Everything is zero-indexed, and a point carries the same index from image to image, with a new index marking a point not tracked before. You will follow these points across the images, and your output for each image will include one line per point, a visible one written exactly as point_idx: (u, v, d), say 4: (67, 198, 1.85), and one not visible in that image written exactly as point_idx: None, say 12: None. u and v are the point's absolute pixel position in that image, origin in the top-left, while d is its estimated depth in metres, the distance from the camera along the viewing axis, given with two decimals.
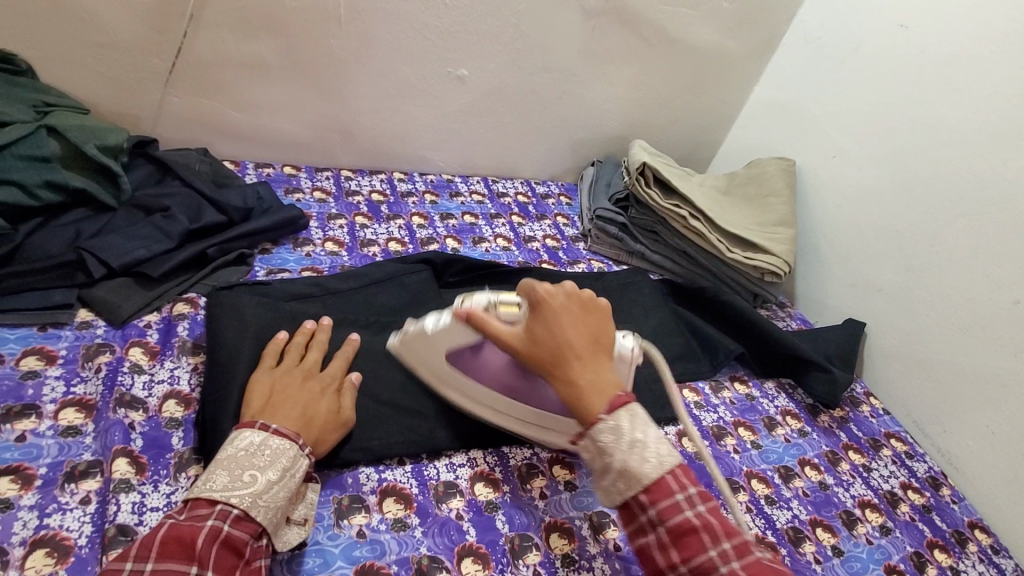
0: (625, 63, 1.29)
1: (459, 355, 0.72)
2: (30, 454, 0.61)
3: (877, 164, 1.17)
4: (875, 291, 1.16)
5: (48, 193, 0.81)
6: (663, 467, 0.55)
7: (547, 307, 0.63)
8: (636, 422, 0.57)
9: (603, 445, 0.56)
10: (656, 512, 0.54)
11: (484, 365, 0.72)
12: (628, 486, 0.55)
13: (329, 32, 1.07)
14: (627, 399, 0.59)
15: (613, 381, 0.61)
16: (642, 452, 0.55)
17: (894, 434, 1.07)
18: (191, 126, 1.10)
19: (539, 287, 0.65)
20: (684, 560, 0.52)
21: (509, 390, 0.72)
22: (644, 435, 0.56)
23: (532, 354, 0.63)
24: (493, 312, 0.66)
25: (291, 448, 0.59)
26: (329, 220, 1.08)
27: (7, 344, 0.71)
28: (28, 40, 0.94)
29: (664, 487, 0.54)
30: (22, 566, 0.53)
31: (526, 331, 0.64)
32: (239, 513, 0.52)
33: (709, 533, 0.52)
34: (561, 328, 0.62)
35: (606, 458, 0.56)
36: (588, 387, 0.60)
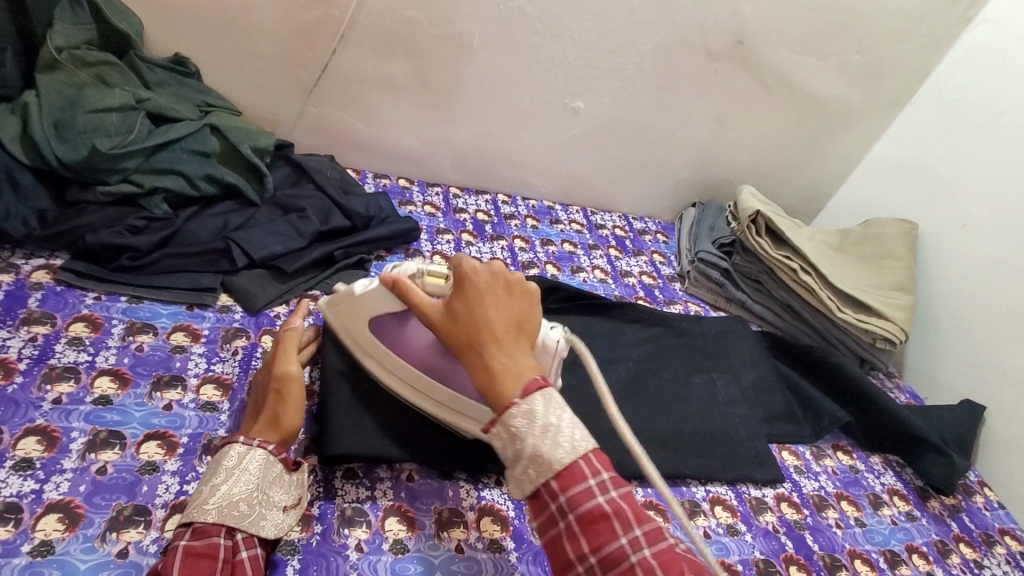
0: (742, 108, 1.28)
1: (382, 325, 0.74)
2: (175, 422, 0.67)
3: (1015, 239, 1.09)
4: (1000, 373, 1.07)
5: (206, 185, 0.90)
6: (575, 452, 0.52)
7: (467, 283, 0.61)
8: (550, 405, 0.53)
9: (515, 429, 0.53)
10: (568, 500, 0.51)
11: (405, 336, 0.73)
12: (538, 472, 0.52)
13: (460, 58, 1.13)
14: (544, 385, 0.55)
15: (532, 366, 0.58)
16: (554, 438, 0.52)
17: (1010, 532, 0.96)
18: (323, 134, 1.18)
19: (460, 262, 0.63)
20: (593, 550, 0.50)
21: (426, 365, 0.71)
22: (558, 420, 0.53)
23: (450, 332, 0.60)
24: (419, 280, 0.70)
25: (233, 447, 0.59)
26: (438, 234, 1.12)
27: (161, 319, 0.78)
28: (200, 48, 1.05)
29: (576, 474, 0.51)
30: (162, 527, 0.58)
31: (447, 306, 0.61)
32: (195, 525, 0.53)
33: (619, 519, 0.50)
34: (484, 306, 0.59)
35: (518, 444, 0.53)
36: (499, 365, 0.56)
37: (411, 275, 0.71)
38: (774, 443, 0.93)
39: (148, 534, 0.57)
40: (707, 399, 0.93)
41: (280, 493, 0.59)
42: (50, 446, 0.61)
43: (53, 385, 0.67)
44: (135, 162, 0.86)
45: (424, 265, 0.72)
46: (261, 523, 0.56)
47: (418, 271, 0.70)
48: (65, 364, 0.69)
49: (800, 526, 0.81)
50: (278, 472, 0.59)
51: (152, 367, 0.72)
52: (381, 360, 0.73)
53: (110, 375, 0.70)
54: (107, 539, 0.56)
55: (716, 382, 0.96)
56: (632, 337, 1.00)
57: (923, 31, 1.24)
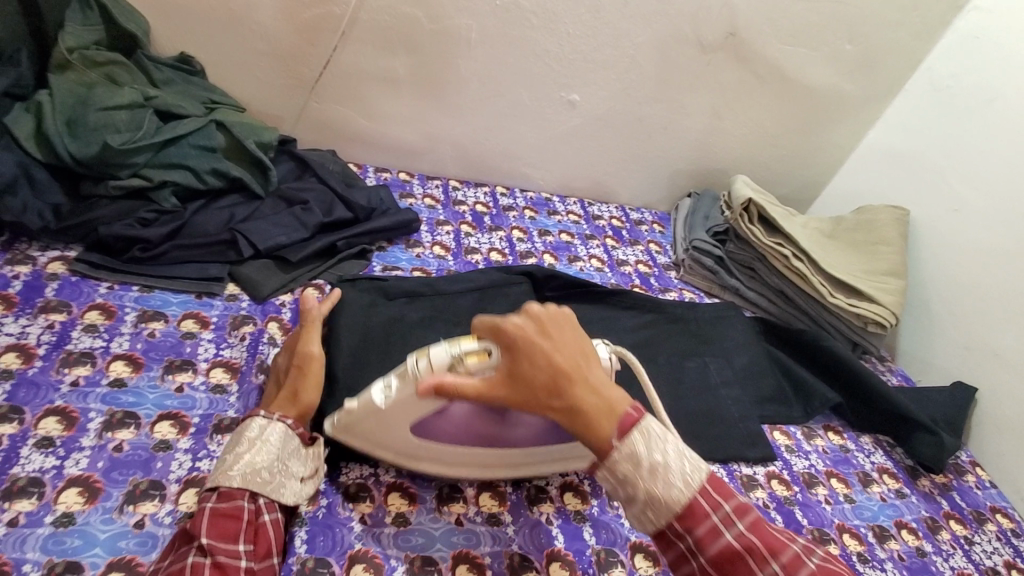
0: (736, 98, 1.30)
1: (421, 424, 0.66)
2: (187, 404, 0.70)
3: (1006, 224, 1.10)
4: (992, 355, 1.09)
5: (213, 179, 0.93)
6: (691, 487, 0.54)
7: (521, 343, 0.59)
8: (651, 442, 0.55)
9: (624, 475, 0.54)
10: (695, 540, 0.53)
11: (449, 424, 0.67)
12: (658, 514, 0.54)
13: (458, 53, 1.16)
14: (639, 417, 0.56)
15: (620, 396, 0.58)
16: (666, 477, 0.54)
17: (1001, 510, 0.98)
18: (324, 130, 1.21)
19: (502, 321, 0.60)
20: None
21: (486, 440, 0.67)
22: (665, 457, 0.54)
23: (525, 392, 0.58)
24: (459, 367, 0.61)
25: (254, 420, 0.61)
26: (437, 226, 1.15)
27: (172, 307, 0.82)
28: (205, 47, 1.08)
29: (698, 512, 0.53)
30: (176, 500, 0.61)
31: (508, 368, 0.59)
32: (220, 490, 0.57)
33: (752, 554, 0.52)
34: (549, 357, 0.58)
35: (630, 489, 0.54)
36: (593, 411, 0.56)
37: (447, 363, 0.62)
38: (766, 423, 0.95)
39: (163, 507, 0.61)
40: (700, 382, 0.95)
41: (296, 465, 0.62)
42: (69, 425, 0.65)
43: (70, 369, 0.70)
44: (144, 158, 0.89)
45: (453, 345, 0.62)
46: (281, 490, 0.59)
47: (454, 358, 0.61)
48: (82, 350, 0.72)
49: (790, 502, 0.84)
50: (296, 445, 0.62)
51: (164, 352, 0.75)
52: (433, 451, 0.68)
53: (124, 359, 0.73)
54: (125, 511, 0.59)
55: (709, 366, 0.99)
56: (628, 323, 1.02)
57: (914, 20, 1.26)
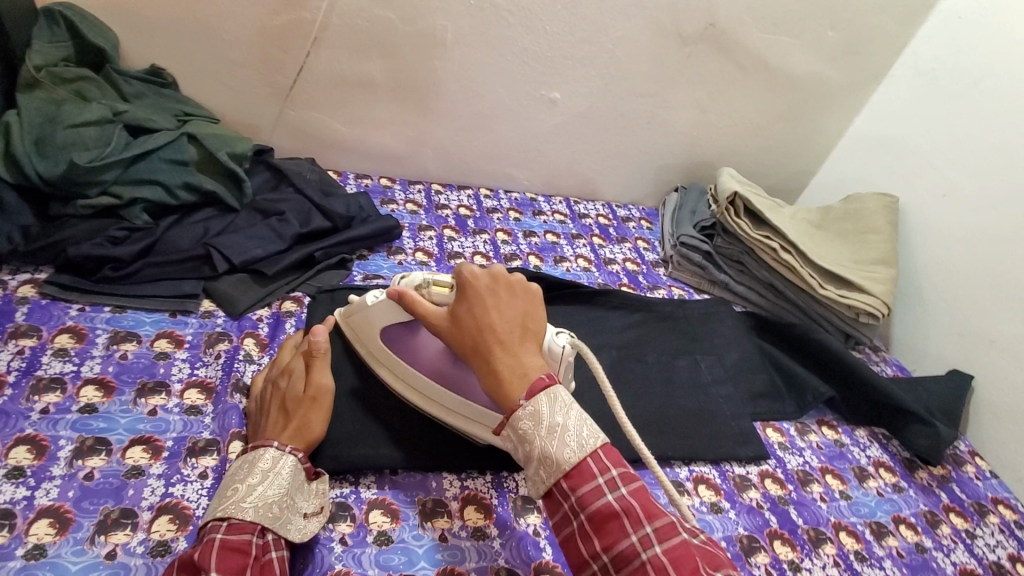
0: (719, 89, 1.28)
1: (393, 334, 0.77)
2: (159, 427, 0.69)
3: (996, 208, 1.09)
4: (987, 342, 1.07)
5: (185, 194, 0.91)
6: (582, 449, 0.52)
7: (468, 289, 0.62)
8: (555, 406, 0.54)
9: (523, 432, 0.54)
10: (578, 500, 0.51)
11: (415, 346, 0.75)
12: (549, 473, 0.53)
13: (434, 54, 1.13)
14: (549, 384, 0.56)
15: (538, 366, 0.58)
16: (562, 437, 0.53)
17: (1003, 501, 0.96)
18: (302, 138, 1.19)
19: (461, 267, 0.64)
20: (605, 549, 0.50)
21: (434, 372, 0.73)
22: (564, 419, 0.53)
23: (457, 338, 0.61)
24: (424, 290, 0.69)
25: (268, 451, 0.61)
26: (420, 231, 1.13)
27: (145, 327, 0.80)
28: (176, 58, 1.06)
29: (585, 473, 0.52)
30: (149, 529, 0.60)
31: (451, 315, 0.63)
32: (231, 521, 0.55)
33: (628, 517, 0.50)
34: (488, 311, 0.61)
35: (527, 446, 0.54)
36: (505, 370, 0.57)
37: (417, 285, 0.70)
38: (758, 420, 0.93)
39: (135, 536, 0.59)
40: (691, 381, 0.94)
41: (303, 500, 0.61)
42: (39, 454, 0.63)
43: (40, 396, 0.68)
44: (112, 174, 0.86)
45: (431, 274, 0.71)
46: (289, 527, 0.58)
47: (425, 280, 0.70)
48: (52, 375, 0.70)
49: (784, 501, 0.82)
50: (302, 480, 0.62)
51: (136, 374, 0.73)
52: (395, 366, 0.76)
53: (96, 384, 0.71)
54: (96, 542, 0.58)
55: (700, 364, 0.97)
56: (616, 323, 1.01)
57: (896, 4, 1.24)
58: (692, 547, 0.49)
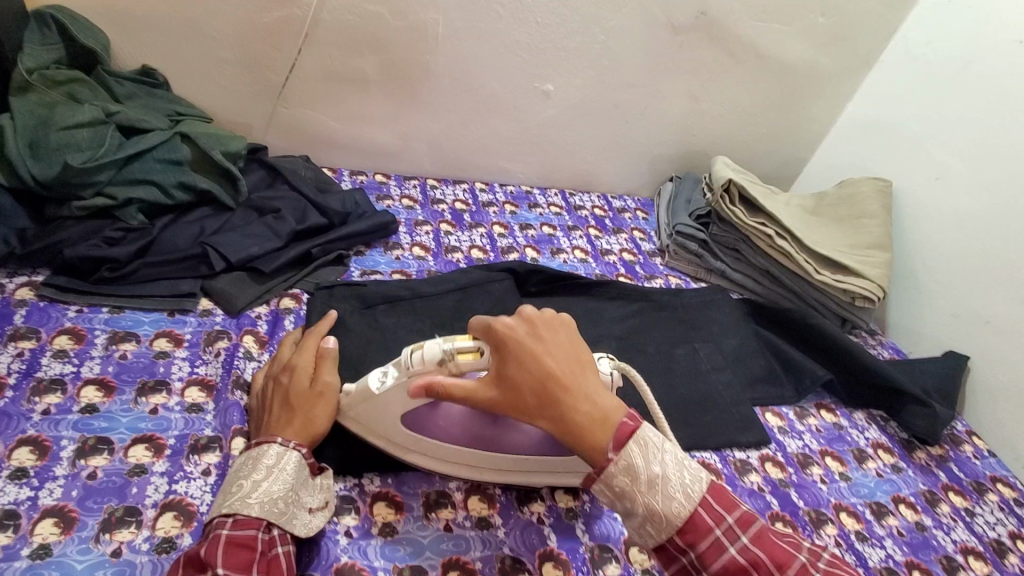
0: (711, 78, 1.28)
1: (414, 416, 0.67)
2: (161, 425, 0.69)
3: (989, 189, 1.09)
4: (982, 322, 1.08)
5: (180, 193, 0.91)
6: (692, 500, 0.54)
7: (512, 345, 0.59)
8: (648, 454, 0.55)
9: (621, 488, 0.54)
10: (699, 555, 0.53)
11: (445, 421, 0.68)
12: (658, 529, 0.54)
13: (426, 49, 1.13)
14: (634, 427, 0.56)
15: (613, 406, 0.58)
16: (664, 490, 0.54)
17: (1001, 479, 0.97)
18: (296, 136, 1.19)
19: (495, 322, 0.60)
20: None
21: (474, 439, 0.68)
22: (662, 469, 0.55)
23: (515, 398, 0.58)
24: (451, 365, 0.62)
25: (271, 447, 0.61)
26: (416, 226, 1.13)
27: (143, 326, 0.80)
28: (167, 58, 1.06)
29: (700, 526, 0.53)
30: (154, 526, 0.60)
31: (499, 373, 0.59)
32: (237, 517, 0.55)
33: (757, 567, 0.51)
34: (540, 363, 0.58)
35: (628, 503, 0.54)
36: (586, 421, 0.56)
37: (441, 359, 0.62)
38: (757, 406, 0.94)
39: (140, 533, 0.59)
40: (690, 368, 0.94)
41: (307, 495, 0.61)
42: (42, 455, 0.63)
43: (41, 397, 0.68)
44: (107, 175, 0.86)
45: (448, 341, 0.62)
46: (295, 521, 0.58)
47: (445, 354, 0.61)
48: (52, 377, 0.70)
49: (785, 484, 0.83)
50: (307, 476, 0.62)
51: (136, 373, 0.73)
52: (427, 446, 0.68)
53: (96, 384, 0.71)
54: (101, 540, 0.58)
55: (698, 351, 0.97)
56: (614, 313, 1.01)
57: None
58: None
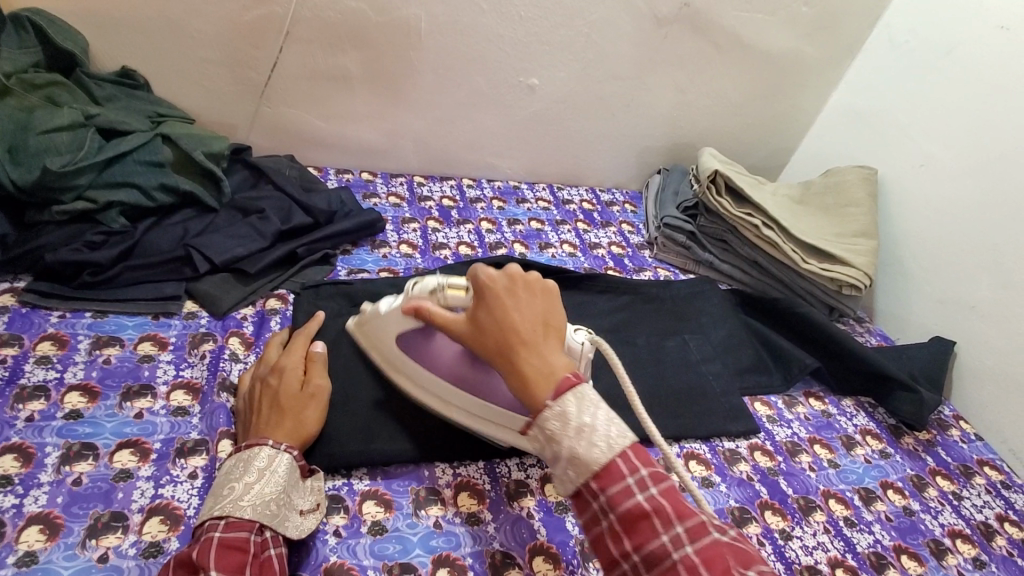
0: (696, 69, 1.28)
1: (409, 339, 0.73)
2: (146, 430, 0.68)
3: (973, 175, 1.10)
4: (967, 308, 1.09)
5: (162, 195, 0.90)
6: (613, 450, 0.51)
7: (485, 293, 0.62)
8: (582, 404, 0.53)
9: (551, 432, 0.53)
10: (608, 500, 0.50)
11: (434, 352, 0.72)
12: (578, 473, 0.52)
13: (409, 45, 1.12)
14: (575, 382, 0.55)
15: (564, 365, 0.58)
16: (590, 437, 0.51)
17: (988, 462, 0.98)
18: (280, 135, 1.18)
19: (477, 270, 0.64)
20: (636, 549, 0.48)
21: (457, 379, 0.71)
22: (592, 419, 0.52)
23: (478, 343, 0.62)
24: (440, 297, 0.67)
25: (263, 449, 0.61)
26: (403, 223, 1.13)
27: (128, 330, 0.79)
28: (147, 59, 1.04)
29: (614, 472, 0.50)
30: (140, 530, 0.59)
31: (471, 318, 0.63)
32: (229, 519, 0.55)
33: (660, 518, 0.49)
34: (506, 313, 0.61)
35: (555, 446, 0.53)
36: (531, 372, 0.57)
37: (433, 290, 0.68)
38: (746, 395, 0.94)
39: (126, 538, 0.59)
40: (679, 360, 0.94)
41: (299, 498, 0.62)
42: (26, 462, 0.62)
43: (24, 404, 0.67)
44: (87, 178, 0.84)
45: (445, 277, 0.69)
46: (286, 524, 0.59)
47: (438, 285, 0.67)
48: (35, 383, 0.70)
49: (774, 473, 0.83)
50: (298, 478, 0.62)
51: (121, 378, 0.73)
52: (415, 373, 0.73)
53: (80, 390, 0.70)
54: (88, 546, 0.57)
55: (688, 343, 0.97)
56: (603, 306, 1.01)
57: None
58: (724, 546, 0.48)
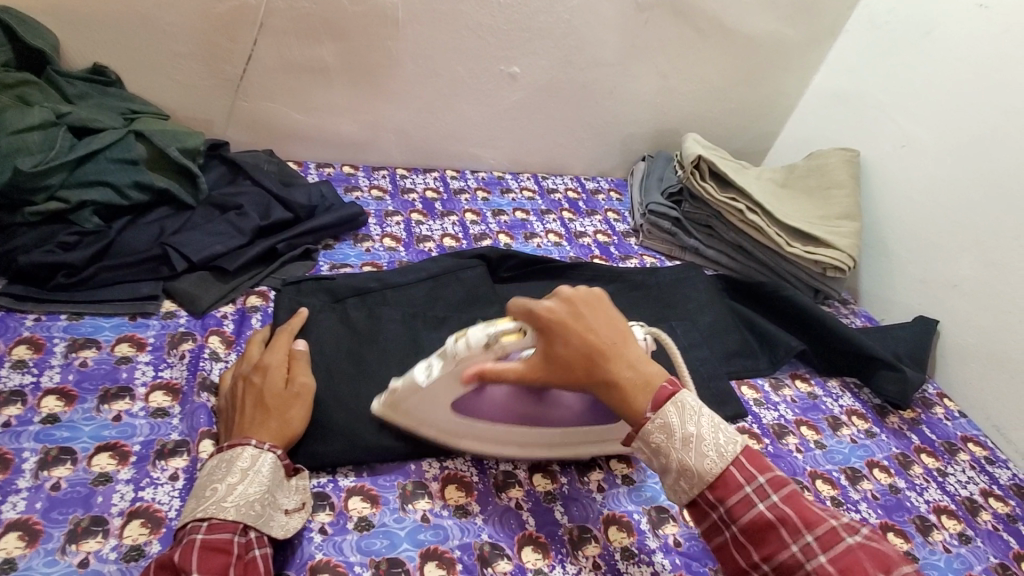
0: (678, 55, 1.27)
1: (462, 403, 0.67)
2: (125, 432, 0.67)
3: (954, 154, 1.10)
4: (950, 286, 1.10)
5: (136, 193, 0.88)
6: (724, 458, 0.55)
7: (554, 325, 0.60)
8: (685, 414, 0.56)
9: (657, 445, 0.57)
10: (728, 510, 0.54)
11: (490, 403, 0.68)
12: (691, 483, 0.55)
13: (386, 34, 1.10)
14: (673, 391, 0.58)
15: (656, 372, 0.60)
16: (698, 447, 0.55)
17: (972, 438, 1.00)
18: (258, 129, 1.16)
19: (532, 305, 0.61)
20: (765, 558, 0.52)
21: (524, 417, 0.69)
22: (697, 428, 0.56)
23: (565, 373, 0.61)
24: (496, 348, 0.61)
25: (246, 449, 0.60)
26: (386, 217, 1.11)
27: (104, 332, 0.77)
28: (117, 54, 1.01)
29: (729, 483, 0.54)
30: (121, 534, 0.58)
31: (547, 353, 0.61)
32: (212, 521, 0.55)
33: (786, 526, 0.51)
34: (585, 338, 0.60)
35: (664, 458, 0.56)
36: (629, 385, 0.59)
37: (485, 345, 0.62)
38: (733, 379, 0.95)
39: (107, 542, 0.58)
40: None
41: (284, 497, 0.61)
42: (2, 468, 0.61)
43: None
44: (58, 178, 0.82)
45: (489, 325, 0.62)
46: (271, 523, 0.58)
47: (490, 337, 0.61)
48: (11, 389, 0.68)
49: (761, 455, 0.84)
50: (282, 477, 0.61)
51: (98, 381, 0.71)
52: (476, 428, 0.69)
53: (56, 394, 0.69)
54: (68, 551, 0.56)
55: (675, 330, 0.97)
56: None
57: None
58: (859, 551, 0.50)
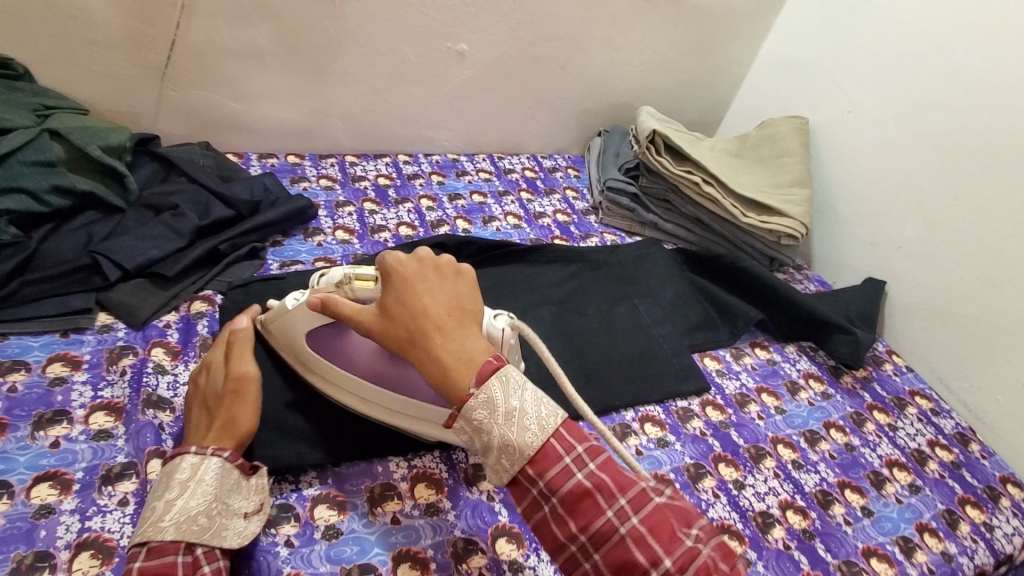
0: (628, 25, 1.25)
1: (322, 339, 0.70)
2: (65, 459, 0.63)
3: (896, 118, 1.13)
4: (895, 249, 1.13)
5: (56, 198, 0.80)
6: (545, 431, 0.50)
7: (396, 276, 0.59)
8: (508, 388, 0.51)
9: (478, 422, 0.51)
10: (547, 484, 0.49)
11: (349, 350, 0.69)
12: (511, 461, 0.50)
13: (322, 13, 1.04)
14: (498, 365, 0.53)
15: (482, 348, 0.55)
16: (520, 422, 0.50)
17: (919, 392, 1.05)
18: (190, 121, 1.08)
19: (385, 256, 0.61)
20: (582, 529, 0.48)
21: (375, 375, 0.68)
22: (520, 403, 0.50)
23: (393, 331, 0.58)
24: (348, 287, 0.64)
25: (184, 458, 0.55)
26: (337, 208, 1.07)
27: (32, 353, 0.72)
28: (22, 44, 0.91)
29: (549, 455, 0.49)
30: (69, 568, 0.55)
31: (380, 308, 0.59)
32: (151, 544, 0.50)
33: (602, 492, 0.48)
34: (417, 296, 0.58)
35: (484, 436, 0.50)
36: (450, 358, 0.54)
37: (340, 282, 0.65)
38: (695, 352, 0.96)
39: None
40: (631, 324, 0.94)
41: (239, 500, 0.57)
42: None
43: None
44: None
45: (352, 267, 0.65)
46: (222, 535, 0.54)
47: (346, 276, 0.64)
48: None
49: (725, 425, 0.86)
50: (236, 478, 0.57)
51: (31, 406, 0.66)
52: (329, 370, 0.70)
53: None
54: None
55: (638, 307, 0.97)
56: (553, 277, 0.99)
57: None
58: (665, 509, 0.49)
